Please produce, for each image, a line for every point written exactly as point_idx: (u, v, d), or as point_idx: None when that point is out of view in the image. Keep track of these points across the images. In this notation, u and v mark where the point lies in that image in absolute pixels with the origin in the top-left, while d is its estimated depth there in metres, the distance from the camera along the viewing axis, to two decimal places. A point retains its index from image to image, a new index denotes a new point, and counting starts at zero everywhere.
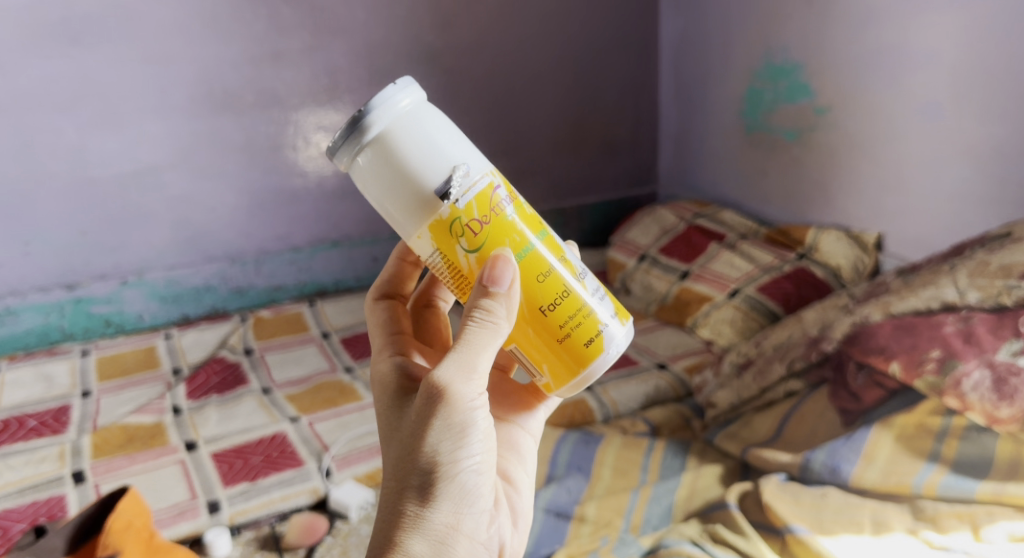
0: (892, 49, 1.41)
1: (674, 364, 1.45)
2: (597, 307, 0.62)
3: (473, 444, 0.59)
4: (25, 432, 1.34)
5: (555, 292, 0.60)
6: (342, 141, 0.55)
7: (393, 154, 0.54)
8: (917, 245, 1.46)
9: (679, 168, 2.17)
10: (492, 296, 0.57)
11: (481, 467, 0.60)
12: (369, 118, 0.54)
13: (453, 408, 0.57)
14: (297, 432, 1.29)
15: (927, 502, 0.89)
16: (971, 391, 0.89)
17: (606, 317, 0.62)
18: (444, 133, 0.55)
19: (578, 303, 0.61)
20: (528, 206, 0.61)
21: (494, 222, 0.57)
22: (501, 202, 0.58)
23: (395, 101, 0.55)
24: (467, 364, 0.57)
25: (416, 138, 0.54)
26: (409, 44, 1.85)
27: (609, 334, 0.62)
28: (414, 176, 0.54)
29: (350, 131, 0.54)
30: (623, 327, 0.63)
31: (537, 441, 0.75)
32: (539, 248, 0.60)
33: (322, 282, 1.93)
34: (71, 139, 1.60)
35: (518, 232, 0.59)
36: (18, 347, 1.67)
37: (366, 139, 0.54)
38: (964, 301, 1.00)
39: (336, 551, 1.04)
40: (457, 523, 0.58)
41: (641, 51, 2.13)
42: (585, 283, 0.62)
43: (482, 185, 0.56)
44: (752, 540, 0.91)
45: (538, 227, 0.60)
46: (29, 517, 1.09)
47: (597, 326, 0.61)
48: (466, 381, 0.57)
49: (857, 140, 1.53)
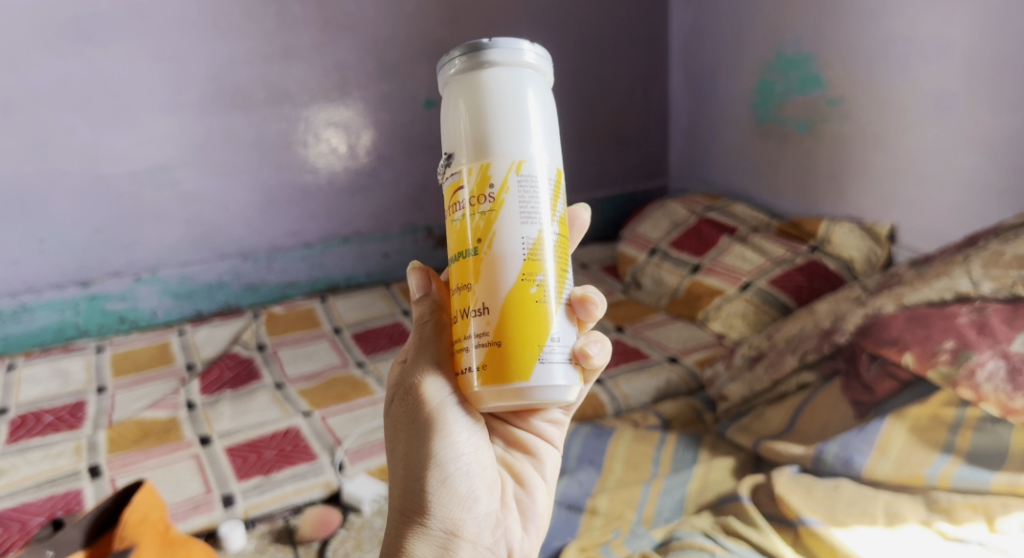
0: (905, 39, 1.40)
1: (685, 358, 1.45)
2: (468, 351, 0.58)
3: (457, 443, 0.62)
4: (43, 427, 1.36)
5: (454, 311, 0.60)
6: (459, 55, 0.57)
7: (470, 93, 0.56)
8: (932, 236, 1.44)
9: (690, 161, 2.16)
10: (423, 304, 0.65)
11: (471, 468, 0.63)
12: (487, 49, 0.56)
13: (428, 408, 0.61)
14: (310, 426, 1.31)
15: (941, 494, 0.89)
16: (986, 382, 0.89)
17: (471, 366, 0.57)
18: (511, 110, 0.56)
19: (459, 334, 0.59)
20: (485, 216, 0.56)
21: (451, 215, 0.59)
22: (456, 203, 0.58)
23: (519, 52, 0.56)
24: (431, 363, 0.61)
25: (492, 91, 0.56)
26: (418, 40, 1.85)
27: (465, 382, 0.58)
28: (467, 123, 0.56)
29: (468, 50, 0.56)
30: (476, 388, 0.57)
31: (561, 445, 0.73)
32: (460, 264, 0.59)
33: (333, 278, 1.94)
34: (84, 137, 1.62)
35: (455, 239, 0.59)
36: (34, 344, 1.69)
37: (472, 64, 0.56)
38: (978, 291, 0.99)
39: (349, 544, 1.05)
40: (457, 526, 0.61)
41: (649, 44, 2.12)
42: (475, 319, 0.57)
43: (456, 178, 0.58)
44: (764, 531, 0.91)
45: (472, 242, 0.57)
46: (47, 510, 1.11)
47: (462, 365, 0.58)
48: (433, 379, 0.60)
49: (870, 132, 1.51)
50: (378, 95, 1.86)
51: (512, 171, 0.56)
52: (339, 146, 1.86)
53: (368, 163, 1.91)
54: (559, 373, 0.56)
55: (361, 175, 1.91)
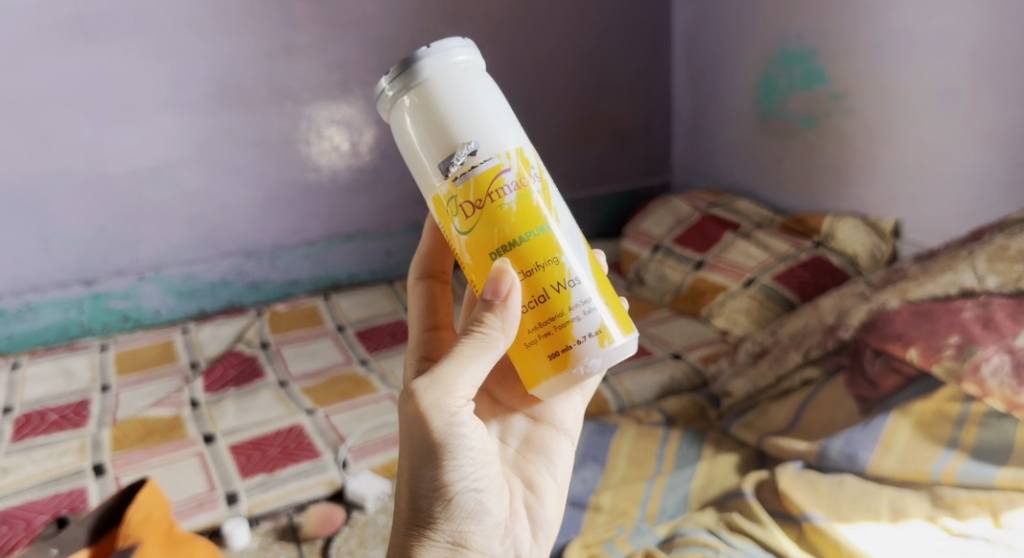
0: (909, 32, 1.39)
1: (689, 354, 1.45)
2: (580, 318, 0.58)
3: (463, 462, 0.59)
4: (47, 426, 1.36)
5: (535, 291, 0.57)
6: (391, 79, 0.56)
7: (427, 109, 0.55)
8: (936, 231, 1.43)
9: (693, 157, 2.15)
10: (490, 311, 0.57)
11: (479, 484, 0.61)
12: (420, 62, 0.55)
13: (435, 433, 0.57)
14: (314, 424, 1.31)
15: (947, 489, 0.88)
16: (991, 377, 0.88)
17: (586, 332, 0.58)
18: (478, 105, 0.55)
19: (558, 309, 0.57)
20: (541, 195, 0.58)
21: (489, 206, 0.56)
22: (502, 188, 0.56)
23: (450, 54, 0.55)
24: (443, 387, 0.57)
25: (448, 96, 0.55)
26: (419, 36, 1.85)
27: (583, 350, 0.58)
28: (444, 132, 0.55)
29: (399, 71, 0.55)
30: (614, 343, 0.59)
31: (574, 444, 0.74)
32: (536, 240, 0.57)
33: (336, 276, 1.95)
34: (88, 136, 1.62)
35: (511, 223, 0.57)
36: (39, 343, 1.69)
37: (412, 83, 0.55)
38: (983, 286, 0.98)
39: (354, 541, 1.05)
40: (465, 539, 0.60)
41: (653, 39, 2.11)
42: (575, 288, 0.58)
43: (484, 168, 0.55)
44: (769, 528, 0.90)
45: (541, 219, 0.57)
46: (51, 509, 1.11)
47: (571, 338, 0.57)
48: (444, 404, 0.57)
49: (874, 126, 1.51)
50: None
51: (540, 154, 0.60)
52: (341, 143, 1.86)
53: (371, 161, 1.91)
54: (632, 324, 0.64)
55: (364, 172, 1.91)
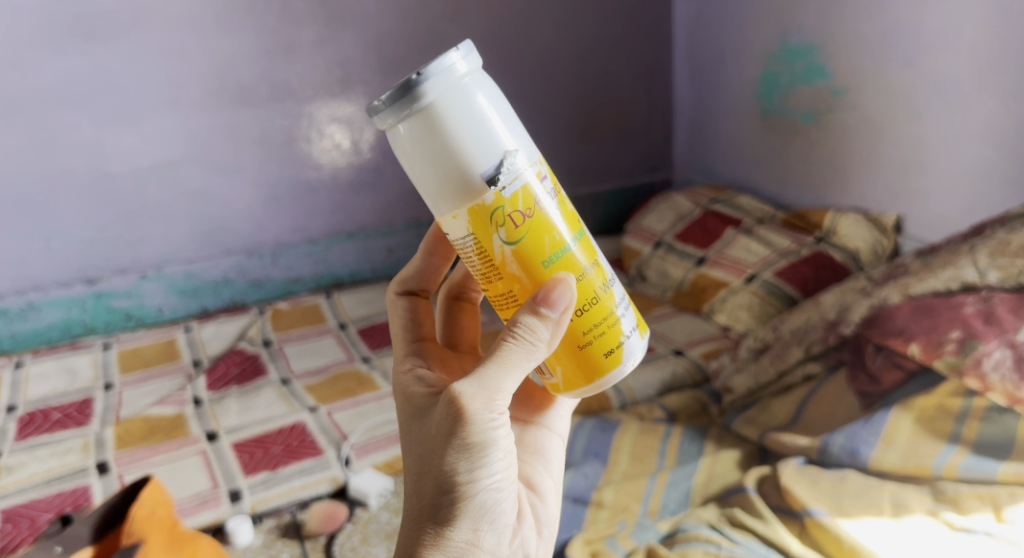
0: (911, 27, 1.38)
1: (690, 350, 1.45)
2: (623, 316, 0.60)
3: (494, 462, 0.58)
4: (50, 425, 1.37)
5: (586, 296, 0.58)
6: (394, 104, 0.51)
7: (446, 129, 0.51)
8: (937, 226, 1.43)
9: (694, 152, 2.15)
10: (541, 318, 0.55)
11: (501, 485, 0.59)
12: (426, 83, 0.50)
13: (472, 428, 0.56)
14: (316, 422, 1.31)
15: (948, 484, 0.89)
16: (992, 371, 0.88)
17: (629, 327, 0.61)
18: (496, 114, 0.53)
19: (606, 311, 0.59)
20: (568, 202, 0.59)
21: (538, 215, 0.55)
22: (546, 197, 0.56)
23: (452, 68, 0.51)
24: (489, 385, 0.56)
25: (466, 112, 0.52)
26: (420, 34, 1.85)
27: (630, 346, 0.60)
28: (478, 146, 0.52)
29: (404, 94, 0.51)
30: (643, 339, 0.62)
31: (564, 442, 0.75)
32: (578, 246, 0.58)
33: (338, 274, 1.95)
34: (89, 135, 1.62)
35: (559, 230, 0.57)
36: (42, 342, 1.70)
37: (420, 105, 0.51)
38: (984, 281, 0.99)
39: (356, 538, 1.05)
40: (477, 539, 0.58)
41: (654, 36, 2.11)
42: (613, 289, 0.60)
43: (529, 175, 0.55)
44: (771, 524, 0.91)
45: (577, 225, 0.59)
46: (56, 507, 1.11)
47: (620, 336, 0.60)
48: (488, 402, 0.56)
49: (876, 123, 1.50)
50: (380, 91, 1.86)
51: None
52: (342, 141, 1.86)
53: (371, 159, 1.91)
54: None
55: (365, 170, 1.91)
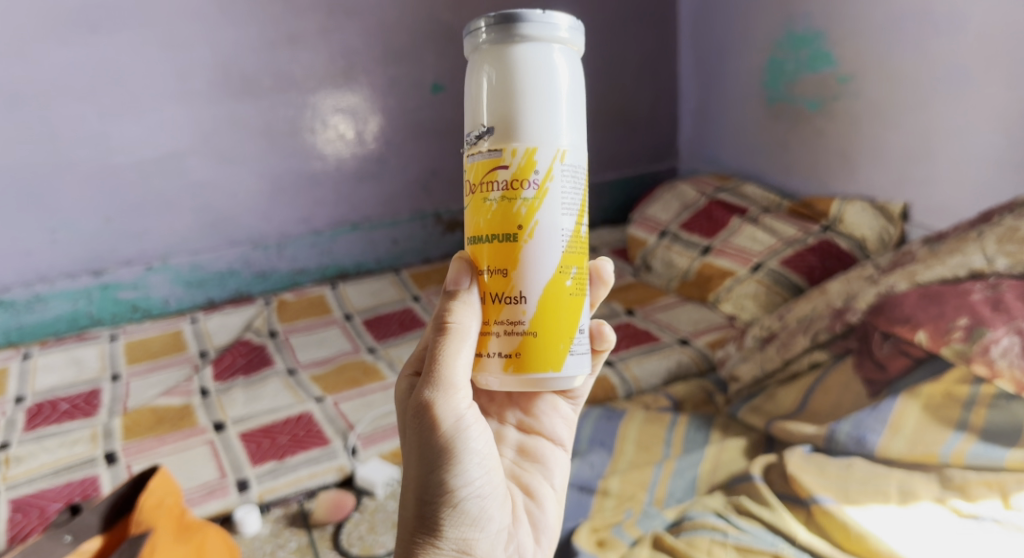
0: (919, 13, 1.37)
1: (696, 340, 1.44)
2: (497, 335, 0.59)
3: (469, 468, 0.58)
4: (58, 415, 1.37)
5: (482, 290, 0.59)
6: (486, 24, 0.56)
7: (498, 72, 0.55)
8: (946, 213, 1.41)
9: (700, 141, 2.13)
10: (453, 300, 0.59)
11: (484, 490, 0.59)
12: (521, 21, 0.55)
13: (437, 434, 0.57)
14: (322, 412, 1.31)
15: (956, 471, 0.88)
16: (1000, 358, 0.88)
17: (496, 350, 0.58)
18: (549, 86, 0.56)
19: (484, 316, 0.59)
20: (527, 203, 0.57)
21: (477, 194, 0.58)
22: (492, 182, 0.57)
23: (546, 26, 0.55)
24: (443, 389, 0.56)
25: (525, 67, 0.55)
26: (422, 23, 1.85)
27: (486, 363, 0.59)
28: (505, 99, 0.55)
29: (496, 19, 0.55)
30: (505, 372, 0.58)
31: (566, 453, 0.75)
32: (500, 245, 0.58)
33: (343, 265, 1.94)
34: (93, 126, 1.62)
35: (481, 217, 0.59)
36: (49, 333, 1.69)
37: (501, 39, 0.55)
38: (992, 268, 0.98)
39: (364, 526, 1.06)
40: (470, 546, 0.58)
41: (659, 24, 2.10)
42: (511, 306, 0.58)
43: (488, 155, 0.57)
44: (777, 511, 0.90)
45: (514, 227, 0.57)
46: (65, 496, 1.12)
47: (485, 348, 0.59)
48: (445, 403, 0.56)
49: (880, 107, 1.49)
50: (383, 81, 1.86)
51: (555, 159, 0.56)
52: (346, 132, 1.86)
53: (376, 149, 1.91)
54: (583, 362, 0.60)
55: (369, 161, 1.91)
